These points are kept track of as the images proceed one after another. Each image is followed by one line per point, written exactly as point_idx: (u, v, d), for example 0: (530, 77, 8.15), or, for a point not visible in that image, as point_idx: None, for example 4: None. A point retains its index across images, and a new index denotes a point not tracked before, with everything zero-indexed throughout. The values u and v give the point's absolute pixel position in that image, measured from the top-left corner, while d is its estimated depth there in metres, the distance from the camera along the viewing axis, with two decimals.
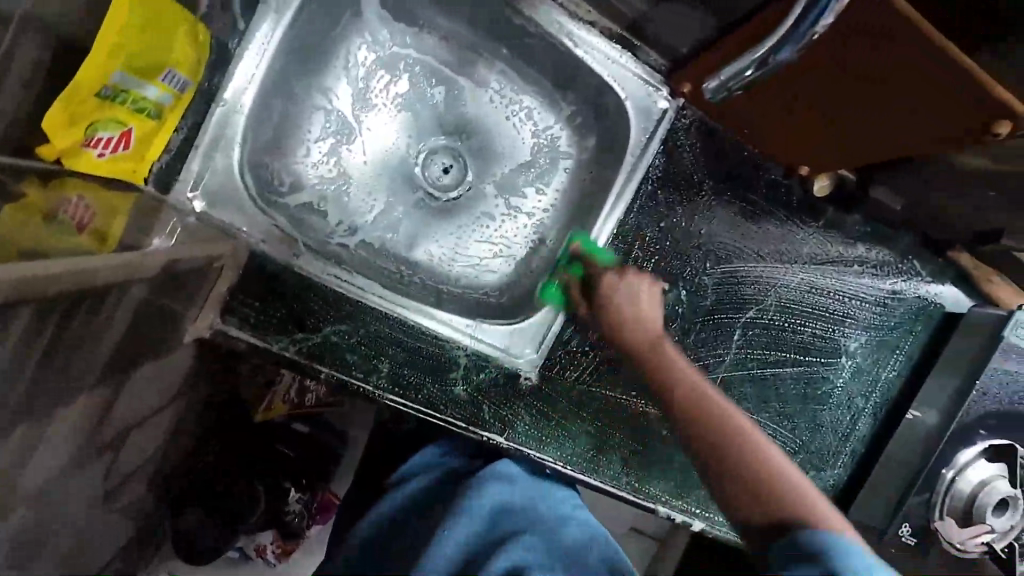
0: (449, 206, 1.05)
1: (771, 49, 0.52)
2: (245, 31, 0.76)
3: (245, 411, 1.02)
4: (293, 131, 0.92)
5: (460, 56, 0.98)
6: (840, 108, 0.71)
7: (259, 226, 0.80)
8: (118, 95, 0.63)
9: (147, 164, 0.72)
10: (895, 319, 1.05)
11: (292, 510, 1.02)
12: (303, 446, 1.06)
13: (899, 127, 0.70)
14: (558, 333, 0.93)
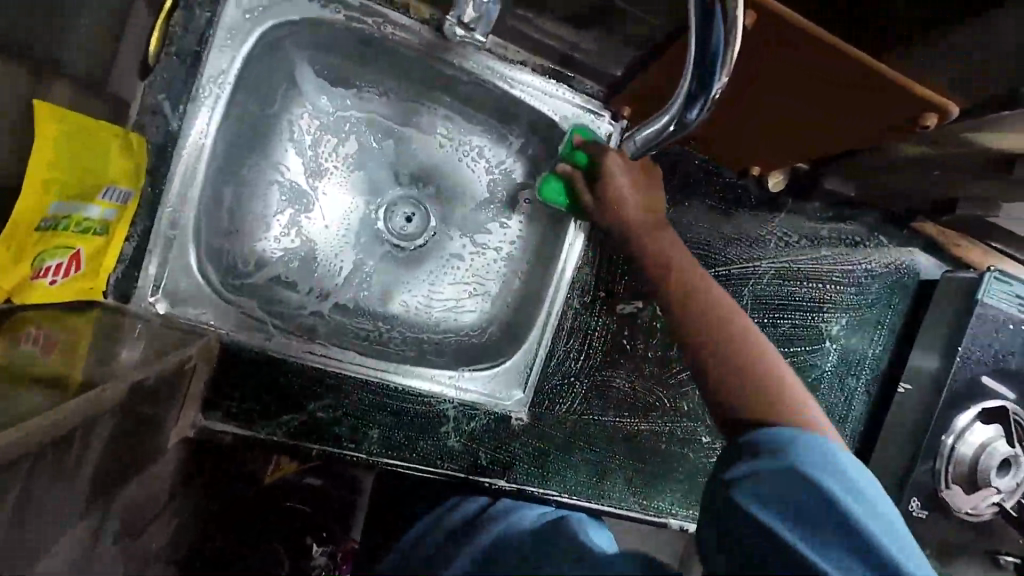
0: (417, 253, 1.05)
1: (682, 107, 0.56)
2: (178, 129, 0.74)
3: (242, 491, 1.00)
4: (249, 211, 0.91)
5: (403, 108, 0.98)
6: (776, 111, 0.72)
7: (226, 316, 0.79)
8: (61, 223, 0.62)
9: (103, 277, 0.73)
10: (872, 296, 1.05)
11: (317, 564, 1.02)
12: (315, 500, 1.06)
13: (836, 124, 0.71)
14: (543, 368, 0.92)
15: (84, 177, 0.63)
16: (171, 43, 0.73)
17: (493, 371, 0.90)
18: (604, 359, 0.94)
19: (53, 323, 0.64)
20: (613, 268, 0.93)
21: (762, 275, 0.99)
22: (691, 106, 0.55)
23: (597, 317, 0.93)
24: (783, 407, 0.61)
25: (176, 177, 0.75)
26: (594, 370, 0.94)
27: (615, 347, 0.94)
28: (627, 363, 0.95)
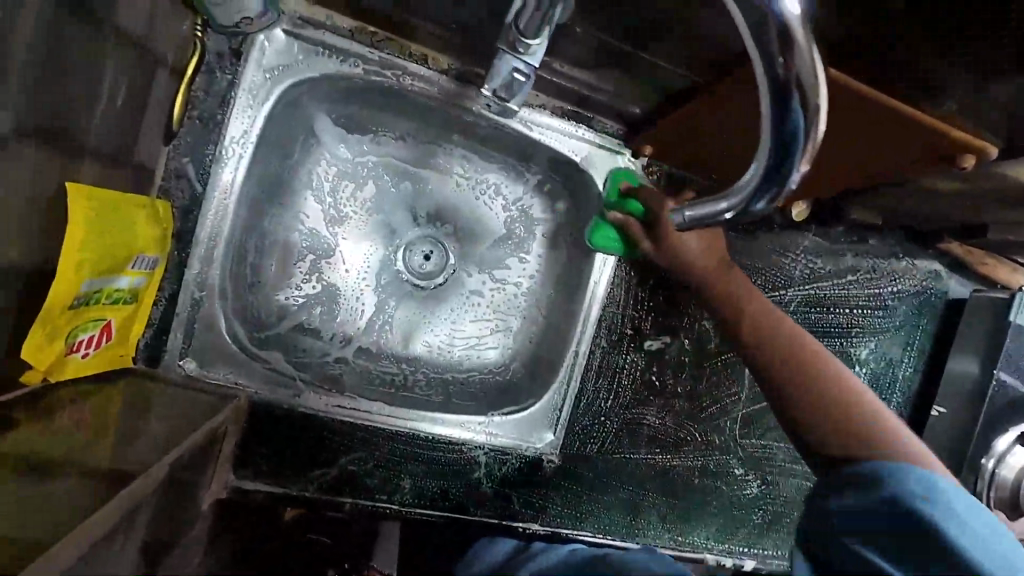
0: (437, 291, 1.05)
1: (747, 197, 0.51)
2: (204, 191, 0.75)
3: None
4: (271, 261, 0.91)
5: (419, 150, 0.98)
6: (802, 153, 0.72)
7: (255, 374, 0.79)
8: (92, 297, 0.61)
9: (129, 345, 0.71)
10: (900, 318, 1.04)
11: None
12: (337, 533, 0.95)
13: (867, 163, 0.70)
14: (572, 408, 0.91)
15: (114, 250, 0.62)
16: (193, 106, 0.74)
17: (522, 414, 0.89)
18: (634, 396, 0.93)
19: (84, 399, 0.63)
20: (639, 305, 0.92)
21: (789, 303, 0.97)
22: (760, 197, 0.51)
23: (625, 355, 0.92)
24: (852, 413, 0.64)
25: (201, 240, 0.75)
26: (624, 408, 0.93)
27: (644, 384, 0.93)
28: (656, 399, 0.93)
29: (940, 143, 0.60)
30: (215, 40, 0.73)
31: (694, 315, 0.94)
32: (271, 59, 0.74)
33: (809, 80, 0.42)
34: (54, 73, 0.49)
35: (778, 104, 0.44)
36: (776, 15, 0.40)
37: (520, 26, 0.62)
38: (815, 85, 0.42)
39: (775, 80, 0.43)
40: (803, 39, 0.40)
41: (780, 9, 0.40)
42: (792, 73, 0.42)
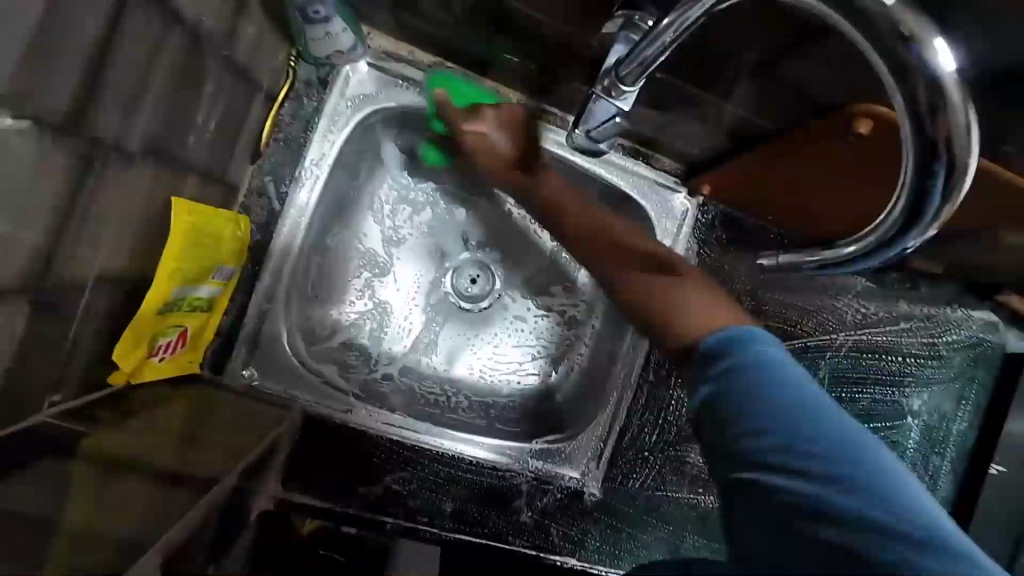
0: (481, 314, 1.06)
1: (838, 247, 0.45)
2: (281, 210, 0.78)
3: None
4: (332, 278, 0.95)
5: (475, 179, 1.02)
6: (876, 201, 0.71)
7: (311, 388, 0.81)
8: (176, 306, 0.64)
9: (201, 350, 0.74)
10: (954, 371, 1.01)
11: None
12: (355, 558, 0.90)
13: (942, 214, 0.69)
14: (616, 443, 0.90)
15: (200, 260, 0.65)
16: (280, 130, 0.78)
17: (566, 443, 0.89)
18: (679, 434, 0.91)
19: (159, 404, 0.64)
20: None
21: (839, 348, 0.96)
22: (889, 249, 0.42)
23: (672, 390, 0.91)
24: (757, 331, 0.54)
25: (273, 256, 0.78)
26: (668, 445, 0.91)
27: (690, 422, 0.92)
28: None
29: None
30: (304, 70, 0.78)
31: None
32: (355, 89, 0.79)
33: (958, 135, 0.36)
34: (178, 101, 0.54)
35: (918, 154, 0.38)
36: (931, 68, 0.35)
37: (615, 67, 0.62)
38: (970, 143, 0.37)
39: (920, 135, 0.37)
40: (958, 97, 0.36)
41: (933, 66, 0.35)
42: (944, 129, 0.36)
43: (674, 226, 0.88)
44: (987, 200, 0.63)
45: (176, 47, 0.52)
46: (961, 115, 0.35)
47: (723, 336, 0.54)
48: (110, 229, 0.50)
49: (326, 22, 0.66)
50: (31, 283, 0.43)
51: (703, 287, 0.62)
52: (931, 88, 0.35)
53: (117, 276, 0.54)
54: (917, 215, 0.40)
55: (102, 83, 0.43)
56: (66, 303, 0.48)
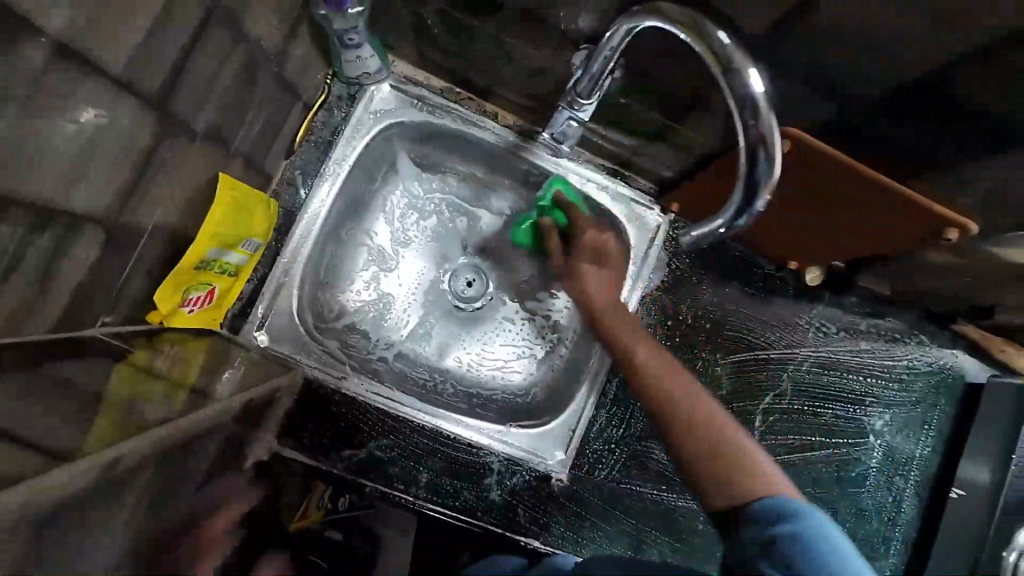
0: (473, 313, 1.16)
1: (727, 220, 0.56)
2: (304, 200, 0.92)
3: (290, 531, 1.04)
4: (342, 268, 1.08)
5: (477, 192, 1.15)
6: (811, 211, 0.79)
7: (313, 354, 0.91)
8: (209, 265, 0.77)
9: (224, 311, 0.86)
10: (916, 395, 1.06)
11: None
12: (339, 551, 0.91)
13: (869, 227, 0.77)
14: (585, 433, 0.97)
15: (235, 230, 0.78)
16: (312, 133, 0.93)
17: (537, 429, 0.95)
18: (645, 430, 0.98)
19: (186, 345, 0.77)
20: (656, 344, 0.99)
21: (801, 362, 1.03)
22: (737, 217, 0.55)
23: (640, 388, 0.99)
24: (740, 471, 0.60)
25: (294, 237, 0.91)
26: (634, 440, 0.97)
27: (656, 419, 0.98)
28: None
29: (931, 215, 0.67)
30: (338, 87, 0.94)
31: (707, 361, 1.00)
32: (377, 105, 0.94)
33: (767, 139, 0.50)
34: (234, 94, 0.68)
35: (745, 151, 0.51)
36: (749, 90, 0.49)
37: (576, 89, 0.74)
38: (773, 142, 0.50)
39: (747, 137, 0.50)
40: (766, 110, 0.49)
41: (745, 90, 0.49)
42: (759, 135, 0.50)
43: (647, 237, 0.98)
44: (902, 216, 0.71)
45: (237, 55, 0.67)
46: (766, 122, 0.49)
47: (728, 471, 0.61)
48: (167, 188, 0.63)
49: (358, 47, 0.81)
50: (103, 218, 0.56)
51: (673, 398, 0.68)
52: (750, 105, 0.49)
53: (170, 227, 0.67)
54: (747, 193, 0.53)
55: (179, 73, 0.57)
56: (126, 240, 0.61)
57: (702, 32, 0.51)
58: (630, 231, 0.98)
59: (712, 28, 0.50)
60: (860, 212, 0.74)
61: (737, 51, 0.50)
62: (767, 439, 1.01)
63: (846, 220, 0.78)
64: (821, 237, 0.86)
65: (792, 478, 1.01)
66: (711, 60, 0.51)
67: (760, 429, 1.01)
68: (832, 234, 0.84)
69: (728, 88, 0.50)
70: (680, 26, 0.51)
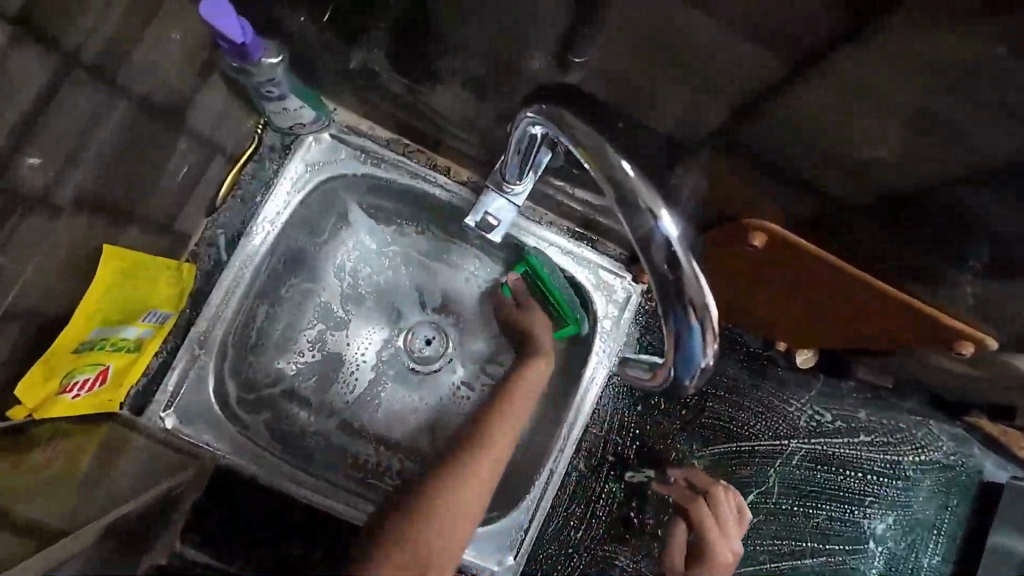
0: (429, 378, 1.05)
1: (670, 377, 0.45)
2: (227, 260, 0.82)
3: None
4: (281, 329, 0.97)
5: (438, 247, 1.06)
6: (791, 297, 0.70)
7: (226, 437, 0.80)
8: (96, 344, 0.66)
9: (124, 389, 0.75)
10: (923, 494, 0.93)
11: None
12: None
13: (861, 326, 0.68)
14: (539, 535, 0.84)
15: (125, 301, 0.68)
16: (239, 187, 0.84)
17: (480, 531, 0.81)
18: (608, 532, 0.85)
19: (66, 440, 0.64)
20: (622, 433, 0.87)
21: (790, 455, 0.90)
22: (682, 375, 0.44)
23: (604, 482, 0.86)
24: None
25: (213, 303, 0.81)
26: (596, 543, 0.85)
27: (621, 520, 0.86)
28: (632, 540, 0.85)
29: (946, 324, 0.58)
30: (271, 136, 0.85)
31: (682, 452, 0.88)
32: (315, 155, 0.84)
33: (694, 290, 0.42)
34: (119, 156, 0.59)
35: (668, 307, 0.43)
36: (657, 232, 0.42)
37: (505, 171, 0.66)
38: (700, 292, 0.42)
39: (658, 274, 0.43)
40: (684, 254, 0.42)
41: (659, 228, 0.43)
42: (681, 283, 0.42)
43: (615, 308, 0.88)
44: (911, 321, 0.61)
45: (123, 118, 0.58)
46: (684, 272, 0.41)
47: None
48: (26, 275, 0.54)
49: (281, 99, 0.72)
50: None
51: None
52: (668, 249, 0.42)
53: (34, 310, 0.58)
54: (684, 356, 0.43)
55: (33, 150, 0.48)
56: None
57: (605, 159, 0.46)
58: (596, 300, 0.88)
59: (617, 157, 0.45)
60: (860, 314, 0.65)
61: (644, 183, 0.44)
62: (751, 545, 0.88)
63: (844, 319, 0.68)
64: (807, 326, 0.77)
65: None
66: (608, 186, 0.45)
67: (742, 533, 0.88)
68: (831, 331, 0.74)
69: (630, 226, 0.44)
70: (576, 144, 0.47)
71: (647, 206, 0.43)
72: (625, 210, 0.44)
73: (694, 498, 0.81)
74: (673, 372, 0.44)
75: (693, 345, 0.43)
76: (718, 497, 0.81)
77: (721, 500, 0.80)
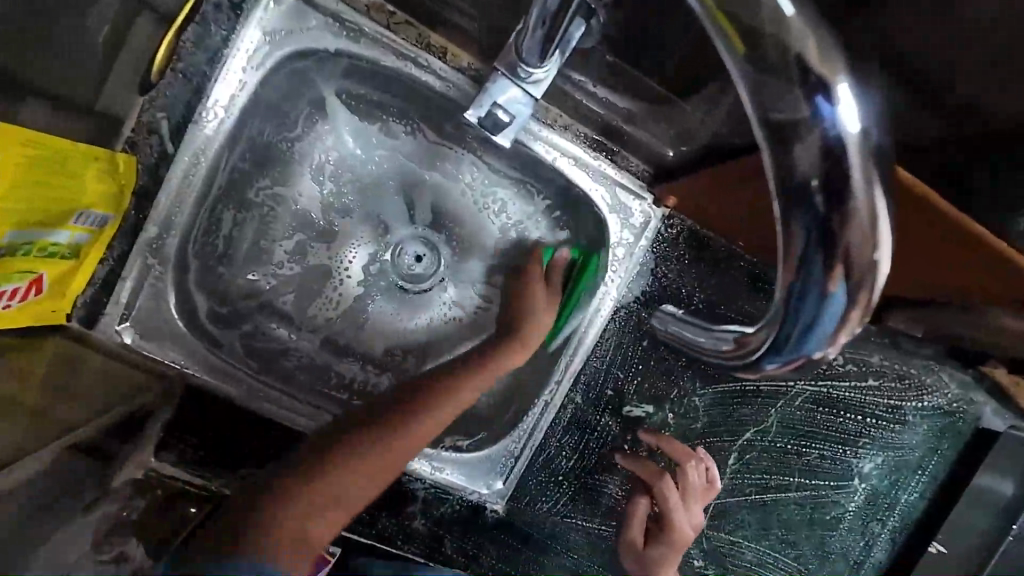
0: (420, 296, 0.98)
1: (767, 349, 0.37)
2: (173, 154, 0.68)
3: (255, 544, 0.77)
4: (252, 238, 0.86)
5: (432, 150, 0.93)
6: None
7: (197, 355, 0.73)
8: (21, 248, 0.56)
9: (67, 299, 0.66)
10: (917, 437, 0.92)
11: None
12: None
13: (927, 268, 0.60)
14: (528, 462, 0.82)
15: (53, 202, 0.56)
16: (179, 58, 0.67)
17: (471, 454, 0.80)
18: (599, 462, 0.84)
19: (15, 358, 0.57)
20: (624, 367, 0.82)
21: (793, 396, 0.87)
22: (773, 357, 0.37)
23: (600, 416, 0.83)
24: None
25: (164, 204, 0.69)
26: (585, 472, 0.84)
27: (613, 451, 0.84)
28: (623, 470, 0.84)
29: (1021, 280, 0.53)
30: None
31: (684, 389, 0.84)
32: (276, 22, 0.68)
33: (864, 241, 0.32)
34: None
35: (808, 253, 0.33)
36: (823, 122, 0.31)
37: (525, 50, 0.60)
38: (874, 230, 0.32)
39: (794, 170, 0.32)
40: (859, 165, 0.31)
41: (830, 117, 0.31)
42: (843, 223, 0.31)
43: (629, 233, 0.78)
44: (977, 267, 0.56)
45: None
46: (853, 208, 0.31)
47: None
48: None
49: None
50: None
51: None
52: (827, 155, 0.31)
53: None
54: (805, 329, 0.34)
55: None
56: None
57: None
58: (609, 224, 0.77)
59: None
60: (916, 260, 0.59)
61: (802, 32, 0.31)
62: (739, 478, 0.88)
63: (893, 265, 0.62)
64: None
65: (760, 518, 0.90)
66: (732, 42, 0.33)
67: (733, 466, 0.88)
68: None
69: (754, 102, 0.33)
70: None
71: (806, 58, 0.31)
72: (758, 80, 0.32)
73: (662, 475, 0.80)
74: (770, 350, 0.37)
75: (821, 322, 0.34)
76: (688, 472, 0.81)
77: (690, 475, 0.80)
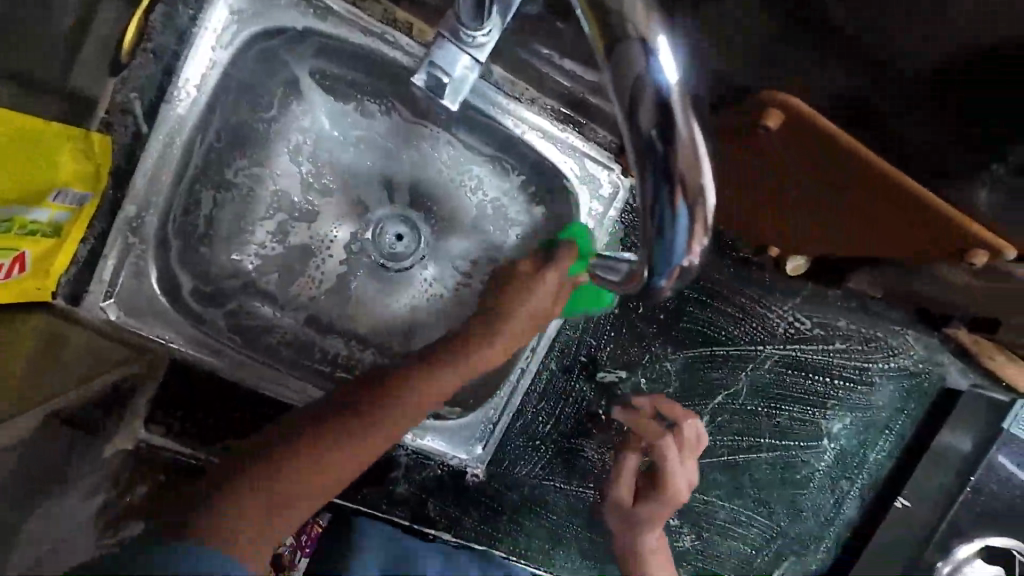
0: (402, 274, 1.01)
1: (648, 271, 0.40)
2: (147, 134, 0.69)
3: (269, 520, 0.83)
4: (233, 219, 0.88)
5: (407, 129, 0.94)
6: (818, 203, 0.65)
7: (180, 331, 0.76)
8: (2, 226, 0.58)
9: (55, 277, 0.68)
10: (884, 398, 0.96)
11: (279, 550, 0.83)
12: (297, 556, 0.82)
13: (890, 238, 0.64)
14: (506, 429, 0.85)
15: (24, 179, 0.58)
16: (148, 38, 0.68)
17: (451, 422, 0.83)
18: (576, 427, 0.87)
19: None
20: (598, 335, 0.84)
21: (763, 360, 0.90)
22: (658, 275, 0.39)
23: (574, 382, 0.86)
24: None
25: (141, 183, 0.70)
26: (562, 437, 0.87)
27: (588, 416, 0.87)
28: (598, 434, 0.88)
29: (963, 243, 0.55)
30: None
31: (656, 355, 0.87)
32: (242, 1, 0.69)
33: (691, 168, 0.36)
34: None
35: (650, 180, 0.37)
36: (654, 73, 0.35)
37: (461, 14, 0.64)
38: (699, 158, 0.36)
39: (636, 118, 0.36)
40: (682, 106, 0.36)
41: (657, 68, 0.36)
42: (676, 155, 0.35)
43: (598, 204, 0.80)
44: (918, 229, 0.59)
45: None
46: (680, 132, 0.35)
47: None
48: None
49: None
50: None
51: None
52: (661, 106, 0.35)
53: None
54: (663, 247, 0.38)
55: None
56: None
57: None
58: (579, 196, 0.79)
59: None
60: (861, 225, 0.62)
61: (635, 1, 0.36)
62: (711, 440, 0.92)
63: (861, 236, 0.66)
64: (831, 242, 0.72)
65: (733, 479, 0.94)
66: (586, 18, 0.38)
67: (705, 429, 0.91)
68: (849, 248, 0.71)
69: (610, 70, 0.38)
70: None
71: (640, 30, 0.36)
72: (617, 55, 0.37)
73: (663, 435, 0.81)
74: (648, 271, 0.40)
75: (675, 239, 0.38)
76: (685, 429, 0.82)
77: (687, 433, 0.82)
